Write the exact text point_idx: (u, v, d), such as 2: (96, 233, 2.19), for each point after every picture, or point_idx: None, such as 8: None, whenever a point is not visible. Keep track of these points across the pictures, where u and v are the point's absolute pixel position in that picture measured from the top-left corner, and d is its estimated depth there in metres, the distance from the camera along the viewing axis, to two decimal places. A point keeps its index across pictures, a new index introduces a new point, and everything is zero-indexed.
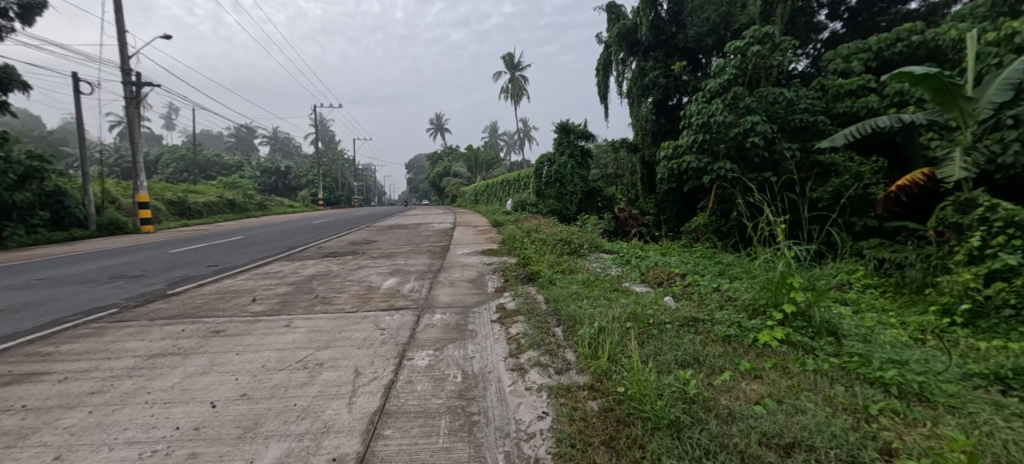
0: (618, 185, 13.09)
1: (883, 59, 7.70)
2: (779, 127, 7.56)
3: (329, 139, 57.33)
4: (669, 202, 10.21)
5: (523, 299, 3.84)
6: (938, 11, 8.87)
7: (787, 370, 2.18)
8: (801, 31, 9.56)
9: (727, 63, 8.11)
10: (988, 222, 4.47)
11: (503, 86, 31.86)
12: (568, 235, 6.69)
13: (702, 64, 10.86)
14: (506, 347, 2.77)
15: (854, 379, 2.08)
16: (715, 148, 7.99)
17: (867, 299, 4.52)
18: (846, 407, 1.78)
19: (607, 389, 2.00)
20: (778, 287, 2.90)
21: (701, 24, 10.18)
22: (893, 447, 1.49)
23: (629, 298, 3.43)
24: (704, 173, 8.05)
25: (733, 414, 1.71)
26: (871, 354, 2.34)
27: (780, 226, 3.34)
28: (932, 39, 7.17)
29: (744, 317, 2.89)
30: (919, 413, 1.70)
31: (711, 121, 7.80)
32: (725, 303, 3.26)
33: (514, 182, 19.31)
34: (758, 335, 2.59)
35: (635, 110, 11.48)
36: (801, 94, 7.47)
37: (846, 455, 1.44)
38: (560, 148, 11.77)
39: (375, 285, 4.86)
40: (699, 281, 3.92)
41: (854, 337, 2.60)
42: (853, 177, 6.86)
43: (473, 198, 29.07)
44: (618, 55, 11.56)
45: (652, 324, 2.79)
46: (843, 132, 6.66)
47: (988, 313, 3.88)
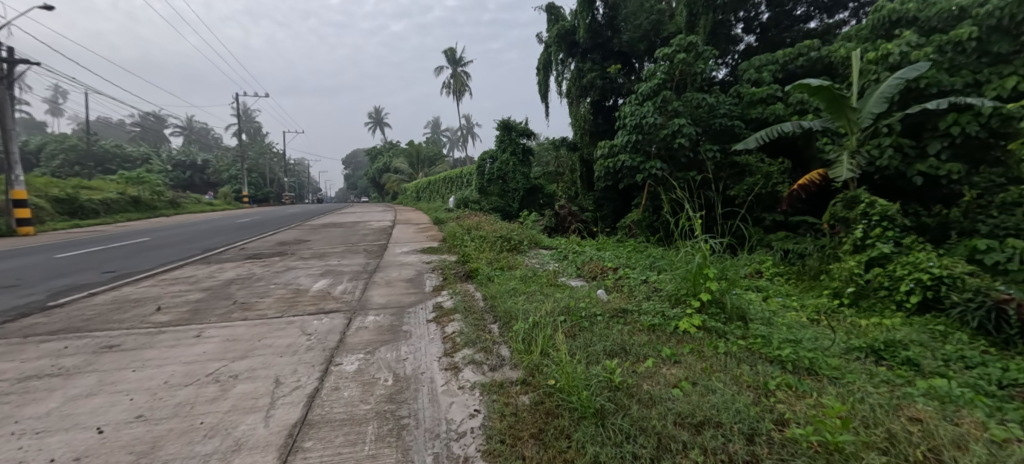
0: (559, 183, 13.39)
1: (788, 71, 8.58)
2: (703, 129, 8.16)
3: (254, 131, 52.84)
4: (606, 200, 10.66)
5: (460, 297, 3.79)
6: (831, 31, 10.07)
7: (702, 354, 2.36)
8: (720, 42, 10.40)
9: (657, 67, 8.61)
10: (868, 216, 5.27)
11: (445, 82, 31.33)
12: (507, 232, 6.72)
13: (636, 68, 11.42)
14: (441, 346, 2.72)
15: (756, 358, 2.30)
16: (646, 148, 8.42)
17: (774, 286, 5.05)
18: (749, 384, 1.96)
19: (538, 383, 2.03)
20: (696, 277, 3.11)
21: (633, 29, 10.70)
22: (785, 417, 1.66)
23: (565, 292, 3.52)
24: (638, 171, 8.49)
25: (654, 398, 1.82)
26: (771, 335, 2.60)
27: (698, 220, 3.56)
28: (826, 56, 8.09)
29: (667, 306, 3.08)
30: (807, 386, 1.93)
31: (643, 123, 8.23)
32: (652, 293, 3.44)
33: (456, 179, 19.10)
34: (678, 323, 2.78)
35: (573, 110, 11.79)
36: (720, 100, 8.12)
37: (747, 428, 1.58)
38: (502, 145, 11.81)
39: (303, 287, 4.56)
40: (629, 274, 4.12)
41: (758, 321, 2.89)
42: (764, 177, 7.61)
43: (413, 195, 28.28)
44: (557, 55, 11.70)
45: (583, 317, 2.89)
46: (755, 135, 7.36)
47: (869, 294, 4.52)
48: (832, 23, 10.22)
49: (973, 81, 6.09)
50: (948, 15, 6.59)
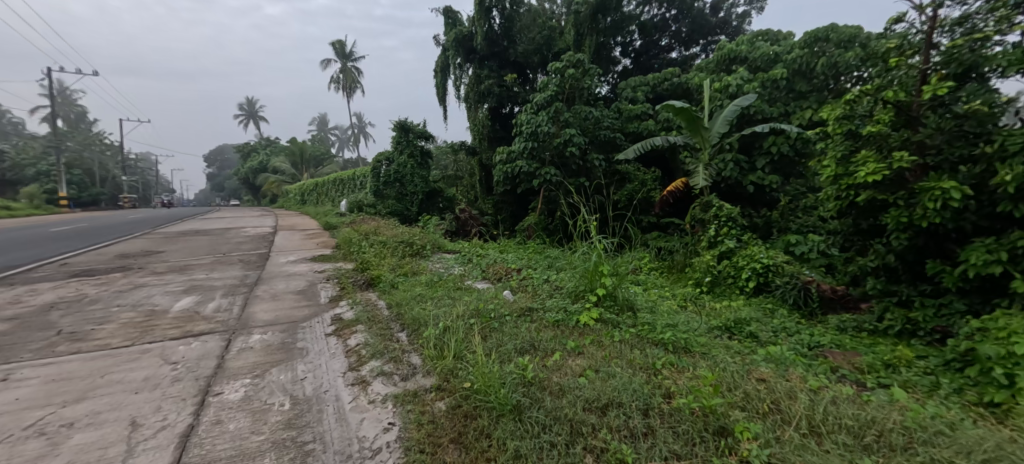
0: (458, 186, 13.38)
1: (657, 93, 9.91)
2: (590, 139, 8.94)
3: (75, 117, 42.36)
4: (505, 203, 11.02)
5: (362, 307, 3.57)
6: (688, 62, 11.98)
7: (601, 344, 2.60)
8: (603, 62, 11.53)
9: (549, 80, 9.16)
10: (718, 218, 6.35)
11: (333, 76, 29.04)
12: (408, 236, 6.51)
13: (530, 79, 11.96)
14: (344, 361, 2.53)
15: (644, 343, 2.62)
16: (542, 155, 8.90)
17: (652, 279, 5.78)
18: (641, 366, 2.23)
19: (453, 387, 2.02)
20: (592, 275, 3.40)
21: (528, 42, 11.23)
22: (671, 390, 1.93)
23: (472, 295, 3.56)
24: (534, 177, 8.92)
25: (564, 388, 1.95)
26: (654, 321, 2.99)
27: (591, 222, 3.89)
28: (685, 83, 9.54)
29: (568, 303, 3.31)
30: (684, 363, 2.26)
31: (538, 131, 8.69)
32: (554, 291, 3.67)
33: (347, 181, 17.82)
34: (579, 317, 3.02)
35: (471, 116, 11.91)
36: (603, 114, 9.00)
37: (642, 404, 1.80)
38: (398, 147, 11.37)
39: (160, 308, 3.81)
40: (532, 274, 4.33)
41: (643, 310, 3.29)
42: (641, 184, 8.70)
43: (297, 198, 25.58)
44: (455, 60, 11.65)
45: (493, 318, 2.96)
46: (633, 147, 8.32)
47: (721, 282, 5.49)
48: (687, 56, 12.15)
49: (785, 112, 7.78)
50: (767, 58, 8.30)
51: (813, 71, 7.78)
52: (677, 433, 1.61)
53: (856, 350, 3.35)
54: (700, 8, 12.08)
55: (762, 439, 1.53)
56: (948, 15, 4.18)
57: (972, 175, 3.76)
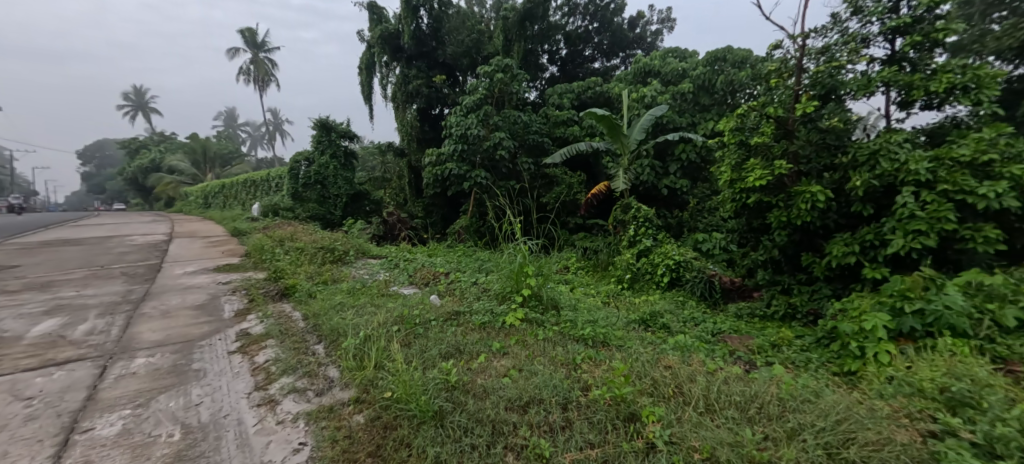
0: (386, 188, 12.88)
1: (581, 100, 10.40)
2: (519, 143, 9.12)
3: None
4: (436, 206, 10.83)
5: (273, 321, 3.27)
6: (609, 73, 12.73)
7: (525, 343, 2.66)
8: (531, 68, 11.82)
9: (479, 83, 9.16)
10: (637, 219, 6.83)
11: (242, 67, 26.44)
12: (329, 242, 6.12)
13: (459, 81, 11.89)
14: (250, 380, 2.31)
15: (567, 339, 2.73)
16: (472, 157, 8.89)
17: (578, 278, 6.05)
18: (562, 362, 2.32)
19: (373, 398, 1.94)
20: (517, 276, 3.47)
21: (457, 44, 11.15)
22: (588, 383, 2.03)
23: (396, 302, 3.44)
24: (465, 179, 8.87)
25: (487, 390, 1.97)
26: (576, 318, 3.12)
27: (517, 225, 3.97)
28: (606, 92, 10.12)
29: (494, 304, 3.34)
30: (601, 356, 2.39)
31: (468, 133, 8.65)
32: (481, 293, 3.68)
33: (260, 183, 16.30)
34: (505, 318, 3.06)
35: (399, 116, 11.53)
36: (532, 119, 9.22)
37: (562, 398, 1.87)
38: (319, 147, 10.61)
39: (11, 334, 3.17)
40: (460, 278, 4.31)
41: (567, 308, 3.42)
42: (568, 187, 9.07)
43: (198, 201, 22.84)
44: (381, 57, 11.20)
45: (418, 324, 2.89)
46: (560, 151, 8.64)
47: (640, 278, 5.91)
48: (609, 66, 12.92)
49: (692, 122, 8.60)
50: (676, 73, 9.11)
51: (714, 86, 8.71)
52: (592, 423, 1.70)
53: (749, 334, 3.80)
54: (619, 22, 12.93)
55: (665, 421, 1.67)
56: (814, 45, 4.92)
57: (833, 181, 4.48)
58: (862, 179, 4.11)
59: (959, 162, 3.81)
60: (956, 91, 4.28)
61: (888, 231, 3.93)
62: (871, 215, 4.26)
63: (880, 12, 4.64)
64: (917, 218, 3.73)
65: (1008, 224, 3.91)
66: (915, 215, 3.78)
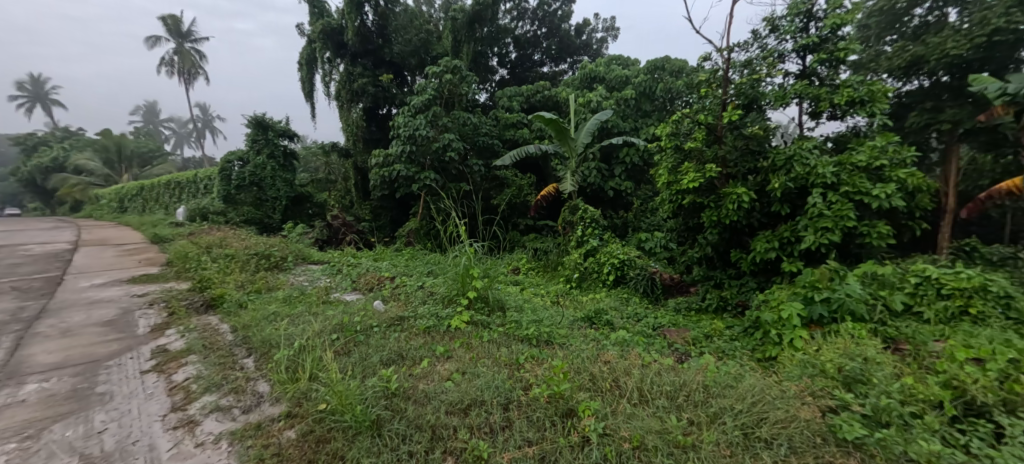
0: (330, 191, 12.30)
1: (530, 103, 10.57)
2: (469, 145, 9.08)
3: None
4: (384, 209, 10.52)
5: (197, 334, 3.01)
6: (557, 77, 13.05)
7: (470, 346, 2.66)
8: (481, 70, 11.83)
9: (427, 83, 8.99)
10: (584, 220, 7.04)
11: (163, 57, 24.09)
12: (265, 247, 5.73)
13: (407, 80, 11.62)
14: (167, 401, 2.11)
15: (512, 339, 2.76)
16: (421, 159, 8.71)
17: (528, 279, 6.13)
18: (506, 363, 2.34)
19: (306, 411, 1.84)
20: (463, 278, 3.46)
21: (404, 43, 10.88)
22: (530, 382, 2.06)
23: (337, 309, 3.29)
24: (414, 181, 8.69)
25: (428, 395, 1.94)
26: (522, 318, 3.16)
27: (464, 227, 3.95)
28: (554, 96, 10.36)
29: (440, 308, 3.30)
30: (544, 355, 2.45)
31: (416, 134, 8.47)
32: (427, 297, 3.62)
33: (186, 185, 14.94)
34: (451, 321, 3.04)
35: (343, 115, 11.05)
36: (481, 121, 9.22)
37: (503, 399, 1.89)
38: (255, 146, 9.85)
39: None
40: (406, 282, 4.21)
41: (513, 309, 3.46)
42: (518, 189, 9.18)
43: (111, 205, 20.49)
44: (322, 54, 10.68)
45: (358, 331, 2.79)
46: (510, 154, 8.70)
47: (587, 277, 6.11)
48: (557, 71, 13.23)
49: (635, 127, 9.01)
50: (620, 80, 9.51)
51: (654, 93, 9.21)
52: (531, 421, 1.74)
53: (685, 327, 4.05)
54: (567, 29, 13.27)
55: (599, 414, 1.74)
56: (738, 58, 5.34)
57: (756, 183, 4.89)
58: (779, 182, 4.52)
59: (858, 166, 4.33)
60: (855, 104, 4.84)
61: (801, 228, 4.35)
62: (788, 214, 4.70)
63: (794, 31, 5.14)
64: (824, 217, 4.17)
65: (897, 221, 4.48)
66: (823, 214, 4.22)
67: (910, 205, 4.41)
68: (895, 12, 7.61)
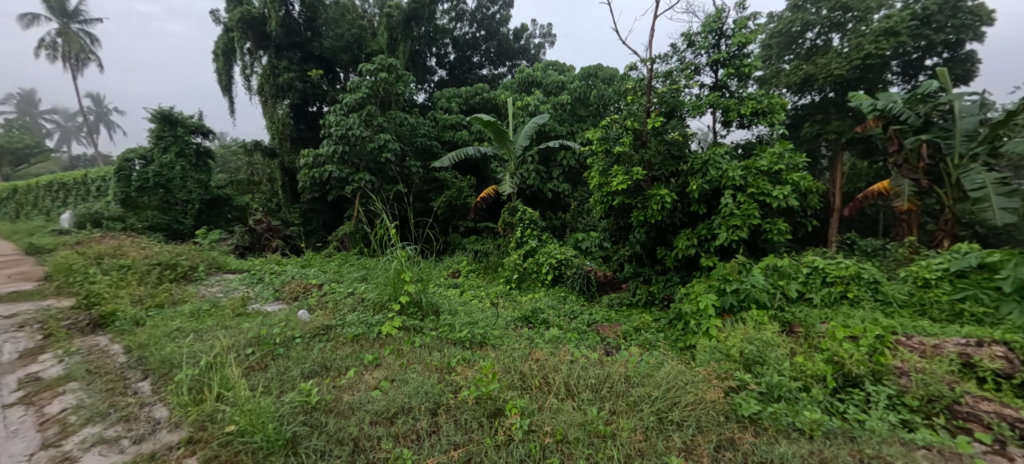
0: (252, 193, 11.35)
1: (469, 105, 10.54)
2: (406, 146, 8.84)
3: None
4: (315, 212, 9.91)
5: (82, 358, 2.62)
6: (496, 80, 13.15)
7: (400, 352, 2.59)
8: (418, 69, 11.61)
9: (361, 81, 8.56)
10: (522, 221, 7.15)
11: (43, 39, 20.77)
12: (171, 256, 5.13)
13: (339, 77, 11.02)
14: (36, 437, 1.81)
15: (445, 343, 2.73)
16: (354, 159, 8.31)
17: (468, 281, 6.11)
18: (437, 367, 2.31)
19: (211, 435, 1.69)
20: (395, 282, 3.36)
21: (335, 37, 10.29)
22: (460, 384, 2.05)
23: (255, 321, 3.04)
24: (347, 183, 8.27)
25: (352, 406, 1.86)
26: (456, 321, 3.14)
27: (397, 230, 3.83)
28: (493, 98, 10.41)
29: (370, 315, 3.17)
30: (476, 357, 2.45)
31: (348, 134, 8.03)
32: (357, 305, 3.46)
33: (73, 187, 12.97)
34: (381, 327, 2.94)
35: (266, 111, 10.24)
36: (419, 121, 9.00)
37: (432, 404, 1.87)
38: (159, 143, 8.72)
39: None
40: (335, 289, 4.00)
41: (447, 312, 3.42)
42: (457, 191, 9.10)
43: None
44: (241, 44, 9.81)
45: (278, 344, 2.60)
46: (448, 155, 8.58)
47: (525, 277, 6.23)
48: (496, 74, 13.27)
49: (571, 131, 9.31)
50: (556, 85, 9.79)
51: (588, 99, 9.61)
52: (459, 425, 1.74)
53: (616, 322, 4.27)
54: (505, 33, 13.34)
55: (525, 412, 1.78)
56: (660, 69, 5.73)
57: (677, 185, 5.28)
58: (696, 184, 4.91)
59: (761, 170, 4.83)
60: (759, 115, 5.40)
61: (716, 226, 4.76)
62: (704, 214, 5.12)
63: (707, 47, 5.63)
64: (734, 216, 4.60)
65: (793, 218, 5.06)
66: (733, 213, 4.65)
67: (803, 205, 5.02)
68: (790, 35, 8.63)
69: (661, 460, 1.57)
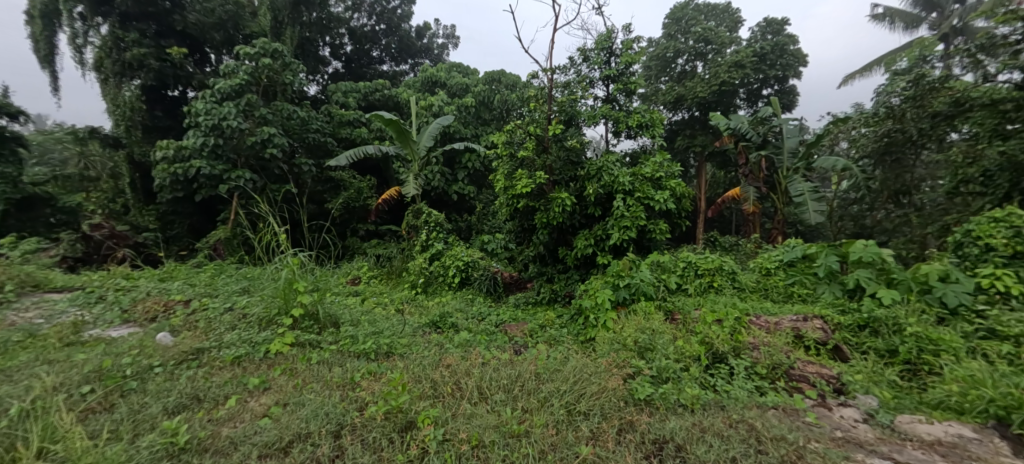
0: (88, 191, 9.22)
1: (368, 101, 9.96)
2: (297, 142, 8.05)
3: None
4: (178, 215, 8.42)
5: None
6: (398, 78, 12.66)
7: (294, 371, 2.32)
8: (309, 59, 10.66)
9: (238, 65, 7.47)
10: (428, 223, 6.98)
11: None
12: None
13: (208, 59, 9.41)
14: None
15: (346, 357, 2.53)
16: (230, 155, 7.20)
17: (370, 288, 5.76)
18: (339, 384, 2.12)
19: None
20: (286, 294, 3.01)
21: (203, 12, 8.59)
22: (365, 401, 1.91)
23: (93, 351, 2.45)
24: (221, 181, 7.16)
25: (235, 441, 1.61)
26: (359, 332, 2.92)
27: (286, 235, 3.44)
28: (395, 96, 9.97)
29: (255, 332, 2.79)
30: (384, 368, 2.31)
31: (222, 124, 6.91)
32: (237, 322, 3.02)
33: None
34: (269, 346, 2.60)
35: (107, 92, 8.38)
36: (311, 115, 8.19)
37: (334, 425, 1.71)
38: None
39: None
40: (208, 305, 3.43)
41: (348, 323, 3.17)
42: (356, 192, 8.55)
43: None
44: (69, 6, 7.88)
45: (130, 376, 2.14)
46: (345, 154, 7.97)
47: (433, 281, 6.10)
48: (397, 71, 12.74)
49: (475, 133, 9.36)
50: (461, 87, 9.75)
51: (492, 103, 9.79)
52: (366, 444, 1.61)
53: (523, 321, 4.39)
54: (407, 29, 12.86)
55: (438, 421, 1.73)
56: (559, 79, 6.06)
57: (576, 189, 5.63)
58: (593, 188, 5.30)
59: (646, 177, 5.41)
60: (643, 127, 6.03)
61: (609, 227, 5.20)
62: (600, 216, 5.55)
63: (600, 63, 6.12)
64: (625, 218, 5.07)
65: (672, 219, 5.74)
66: (624, 215, 5.11)
67: (679, 207, 5.74)
68: (665, 59, 9.84)
69: (572, 451, 1.65)
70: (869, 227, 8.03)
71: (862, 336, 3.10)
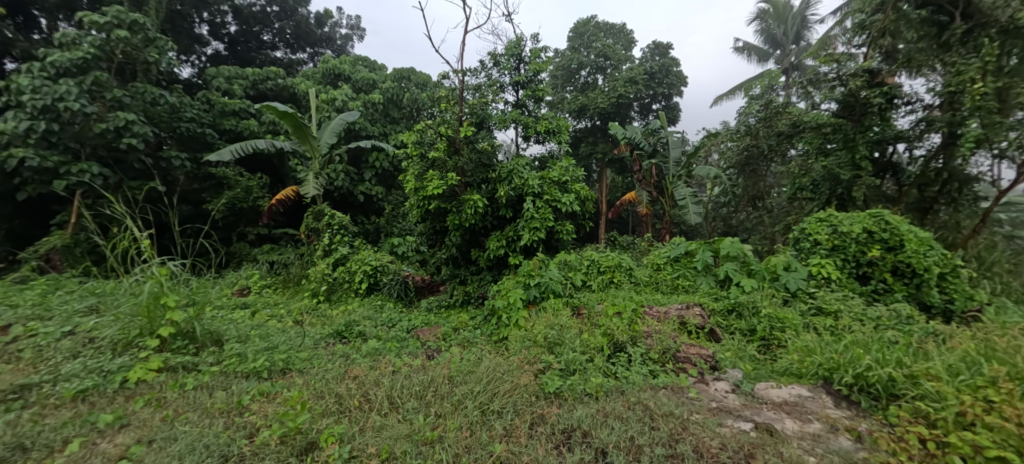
0: None
1: (257, 90, 8.91)
2: (164, 132, 6.83)
3: None
4: None
5: None
6: (293, 67, 11.54)
7: (162, 401, 1.98)
8: (181, 37, 9.18)
9: (81, 35, 6.14)
10: (331, 226, 6.49)
11: None
12: None
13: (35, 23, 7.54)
14: None
15: (232, 379, 2.23)
16: (69, 144, 5.85)
17: (262, 299, 5.16)
18: (223, 410, 1.87)
19: None
20: (150, 311, 2.55)
21: None
22: (256, 427, 1.71)
23: None
24: (57, 176, 5.79)
25: None
26: (248, 349, 2.60)
27: (150, 241, 2.91)
28: (290, 86, 9.08)
29: (107, 359, 2.32)
30: (278, 387, 2.09)
31: (56, 106, 5.58)
32: (81, 349, 2.48)
33: None
34: (127, 374, 2.19)
35: None
36: (184, 101, 7.06)
37: (216, 459, 1.50)
38: None
39: None
40: (37, 330, 2.75)
41: (234, 340, 2.80)
42: (244, 191, 7.62)
43: None
44: None
45: None
46: (229, 148, 7.05)
47: (337, 288, 5.68)
48: (292, 59, 11.62)
49: (383, 132, 8.94)
50: (366, 82, 9.26)
51: (401, 101, 9.45)
52: None
53: (436, 325, 4.30)
54: (304, 15, 11.81)
55: (343, 439, 1.62)
56: (470, 81, 6.07)
57: (488, 191, 5.69)
58: (505, 191, 5.41)
59: (554, 180, 5.69)
60: (550, 133, 6.33)
61: (520, 228, 5.35)
62: (511, 217, 5.68)
63: (510, 69, 6.31)
64: (535, 219, 5.27)
65: (577, 220, 6.11)
66: (534, 217, 5.31)
67: (583, 209, 6.13)
68: (570, 70, 10.47)
69: (487, 451, 1.67)
70: (734, 226, 9.47)
71: (730, 319, 3.63)
